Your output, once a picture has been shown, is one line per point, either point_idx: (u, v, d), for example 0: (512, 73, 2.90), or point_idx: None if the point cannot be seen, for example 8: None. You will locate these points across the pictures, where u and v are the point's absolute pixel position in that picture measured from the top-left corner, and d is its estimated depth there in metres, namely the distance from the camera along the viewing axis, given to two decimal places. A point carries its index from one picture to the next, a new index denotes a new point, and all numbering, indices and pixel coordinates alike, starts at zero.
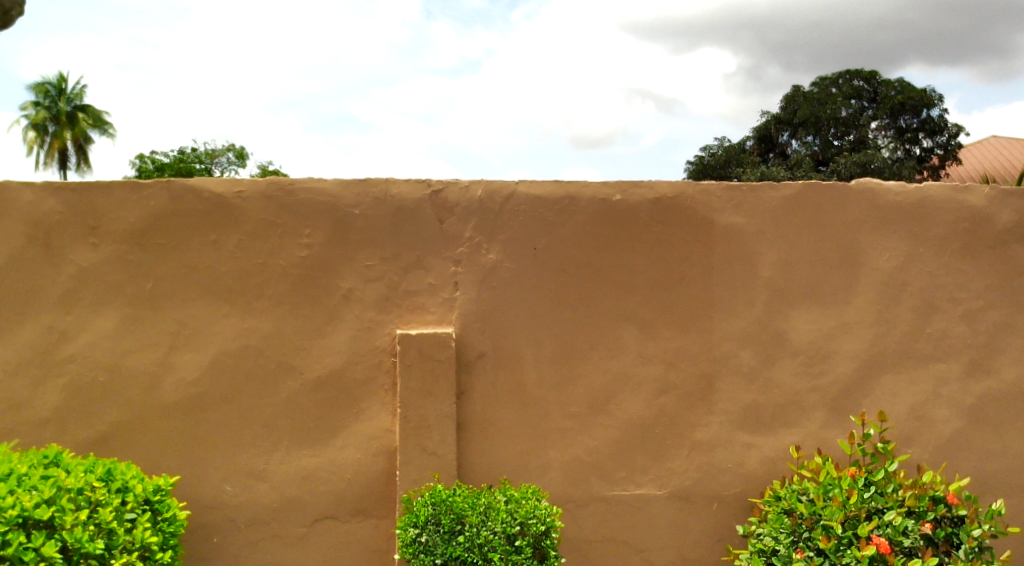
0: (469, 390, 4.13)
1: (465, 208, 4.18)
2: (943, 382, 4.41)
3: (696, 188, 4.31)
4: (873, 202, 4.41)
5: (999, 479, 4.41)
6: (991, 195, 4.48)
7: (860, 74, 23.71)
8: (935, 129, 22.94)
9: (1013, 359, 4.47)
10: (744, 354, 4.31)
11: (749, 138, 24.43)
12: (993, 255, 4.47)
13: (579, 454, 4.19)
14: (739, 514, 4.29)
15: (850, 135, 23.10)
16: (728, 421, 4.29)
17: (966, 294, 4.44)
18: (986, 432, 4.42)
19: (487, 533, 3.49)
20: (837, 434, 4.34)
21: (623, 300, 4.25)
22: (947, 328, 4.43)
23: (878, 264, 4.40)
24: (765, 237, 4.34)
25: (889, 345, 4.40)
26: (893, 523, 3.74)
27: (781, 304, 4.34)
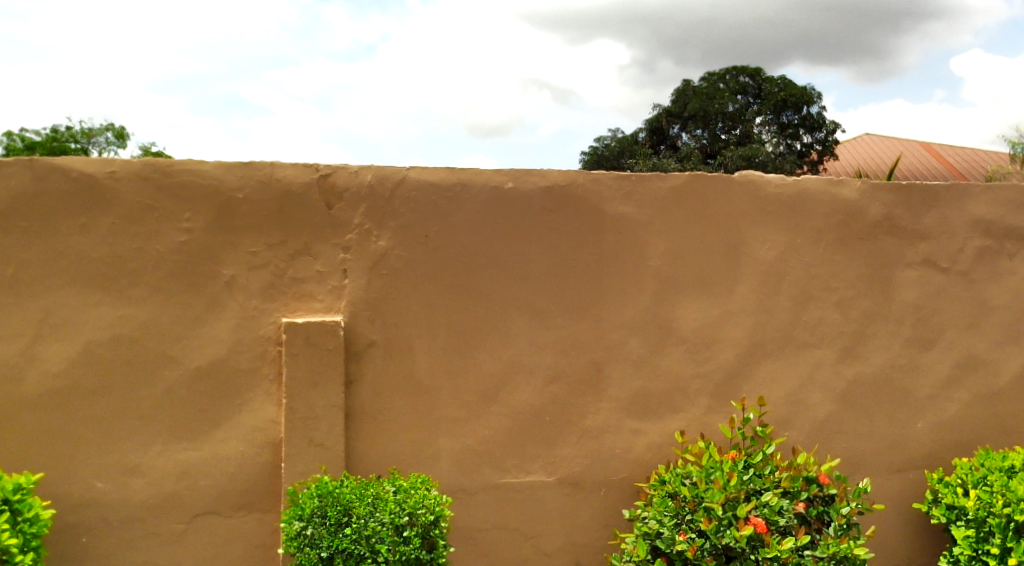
0: (359, 380, 4.05)
1: (355, 193, 4.09)
2: (818, 368, 4.61)
3: (586, 177, 4.35)
4: (754, 193, 4.55)
5: (868, 460, 4.64)
6: (863, 188, 4.69)
7: (746, 71, 24.60)
8: (814, 125, 24.06)
9: (882, 346, 4.69)
10: (632, 341, 4.39)
11: (642, 131, 25.12)
12: (864, 246, 4.69)
13: (469, 443, 4.18)
14: (626, 499, 4.37)
15: (736, 130, 23.94)
16: (616, 408, 4.36)
17: (839, 283, 4.65)
18: (856, 415, 4.64)
19: (375, 524, 3.43)
20: (719, 419, 4.48)
21: (514, 289, 4.25)
22: (822, 316, 4.63)
23: (760, 254, 4.55)
24: (653, 227, 4.42)
25: (769, 332, 4.56)
26: (769, 503, 3.89)
27: (668, 293, 4.44)
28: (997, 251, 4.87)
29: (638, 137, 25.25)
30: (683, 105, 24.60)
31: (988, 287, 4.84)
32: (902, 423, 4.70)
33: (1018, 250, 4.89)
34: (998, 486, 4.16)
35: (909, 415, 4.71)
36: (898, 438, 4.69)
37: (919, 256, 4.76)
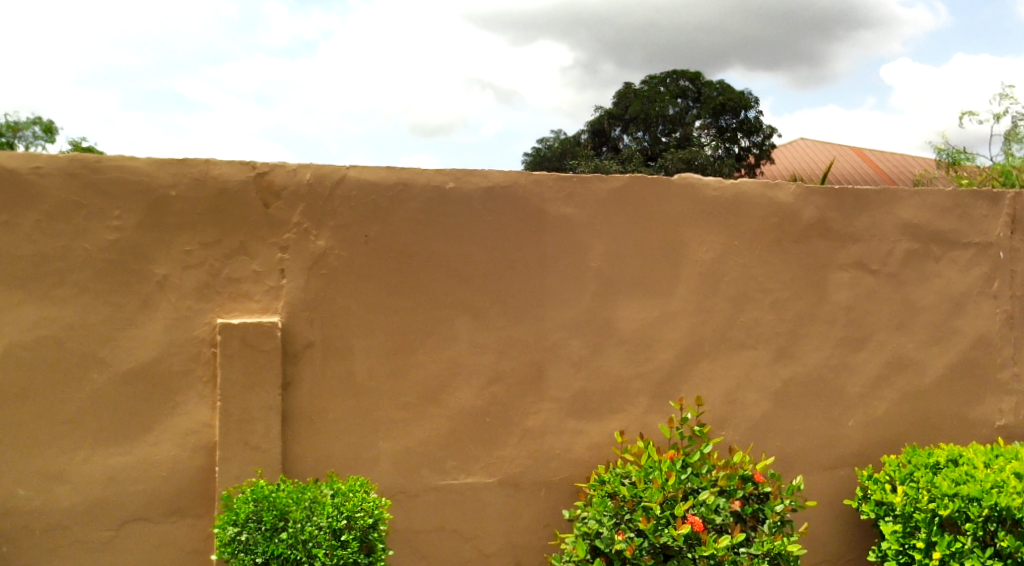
0: (296, 382, 3.98)
1: (293, 192, 4.01)
2: (754, 368, 4.69)
3: (528, 177, 4.35)
4: (693, 196, 4.61)
5: (802, 458, 4.75)
6: (798, 192, 4.79)
7: (686, 74, 24.98)
8: (752, 130, 24.56)
9: (815, 346, 4.80)
10: (572, 342, 4.40)
11: (584, 132, 25.34)
12: (799, 248, 4.79)
13: (409, 444, 4.15)
14: (566, 499, 4.39)
15: (676, 133, 24.31)
16: (557, 408, 4.37)
17: (775, 285, 4.74)
18: (791, 414, 4.74)
19: (312, 528, 3.38)
20: (658, 418, 4.53)
21: (455, 289, 4.23)
22: (758, 317, 4.71)
23: (698, 255, 4.62)
24: (593, 228, 4.45)
25: (707, 333, 4.62)
26: (706, 502, 3.95)
27: (608, 294, 4.47)
28: (925, 254, 5.01)
29: (581, 139, 25.47)
30: (625, 107, 24.86)
31: (916, 289, 4.98)
32: (834, 421, 4.81)
33: (945, 253, 5.04)
34: (924, 482, 4.29)
35: (841, 414, 4.83)
36: (830, 436, 4.80)
37: (852, 258, 4.88)
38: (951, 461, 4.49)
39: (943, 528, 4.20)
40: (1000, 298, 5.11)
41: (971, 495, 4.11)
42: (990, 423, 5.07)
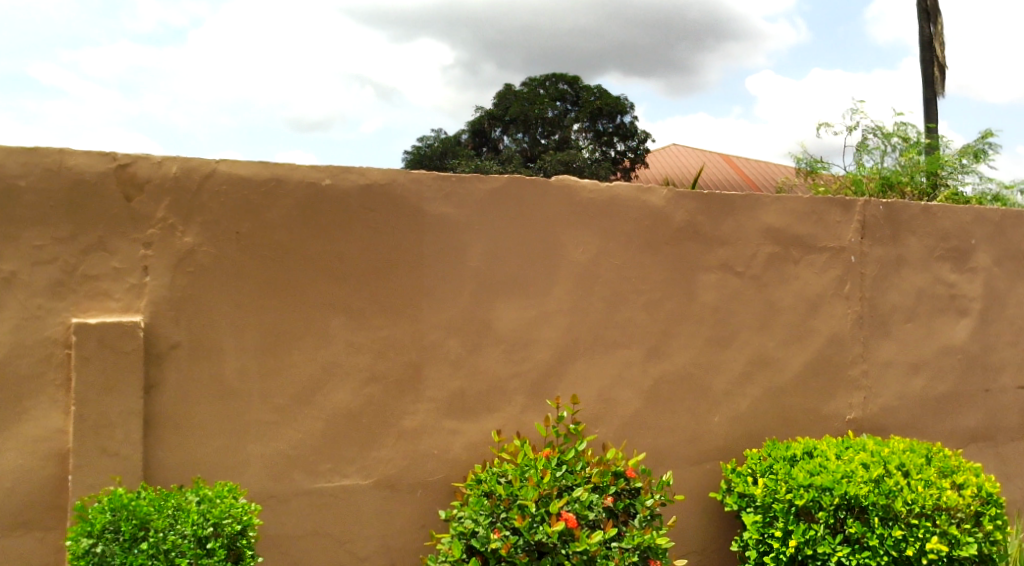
0: (160, 384, 3.80)
1: (158, 186, 3.83)
2: (627, 366, 4.81)
3: (406, 176, 4.30)
4: (570, 197, 4.69)
5: (671, 453, 4.91)
6: (669, 196, 4.94)
7: (565, 78, 25.52)
8: (627, 134, 25.33)
9: (684, 346, 4.97)
10: (450, 342, 4.39)
11: (464, 132, 25.46)
12: (670, 251, 4.94)
13: (281, 448, 4.03)
14: (442, 499, 4.38)
15: (555, 135, 24.81)
16: (434, 409, 4.35)
17: (647, 286, 4.88)
18: (661, 411, 4.89)
19: (174, 537, 3.23)
20: (534, 417, 4.58)
21: (330, 288, 4.14)
22: (631, 317, 4.83)
23: (574, 256, 4.69)
24: (471, 227, 4.45)
25: (582, 332, 4.71)
26: (580, 499, 4.02)
27: (485, 294, 4.48)
28: (785, 257, 5.27)
29: (461, 139, 25.53)
30: (505, 107, 25.16)
31: (776, 290, 5.23)
32: (702, 417, 5.00)
33: (803, 257, 5.32)
34: (782, 474, 4.52)
35: (708, 410, 5.01)
36: (698, 432, 4.98)
37: (719, 261, 5.08)
38: (807, 453, 4.75)
39: (799, 517, 4.43)
40: (851, 300, 5.44)
41: (824, 485, 4.36)
42: (842, 417, 5.39)
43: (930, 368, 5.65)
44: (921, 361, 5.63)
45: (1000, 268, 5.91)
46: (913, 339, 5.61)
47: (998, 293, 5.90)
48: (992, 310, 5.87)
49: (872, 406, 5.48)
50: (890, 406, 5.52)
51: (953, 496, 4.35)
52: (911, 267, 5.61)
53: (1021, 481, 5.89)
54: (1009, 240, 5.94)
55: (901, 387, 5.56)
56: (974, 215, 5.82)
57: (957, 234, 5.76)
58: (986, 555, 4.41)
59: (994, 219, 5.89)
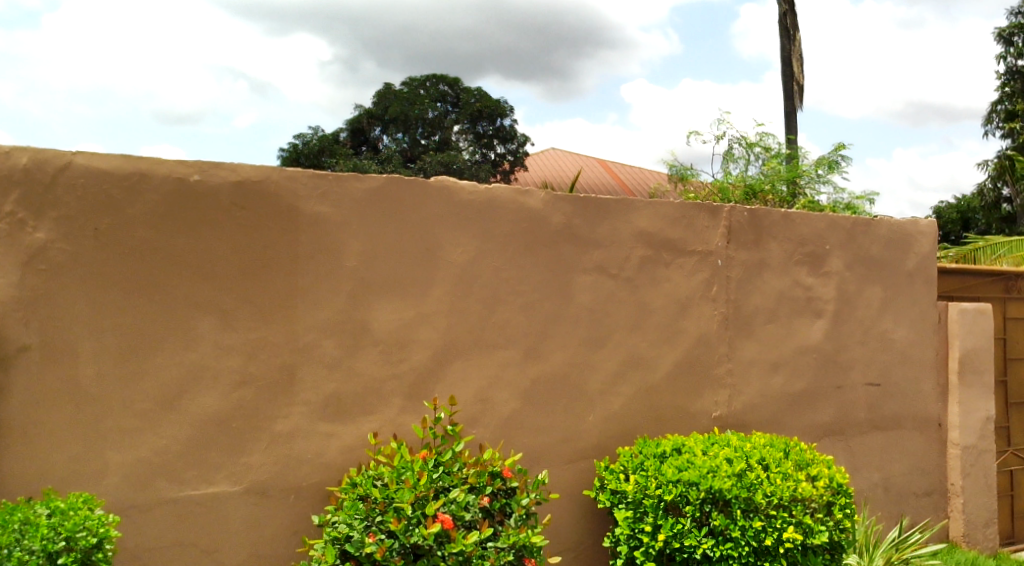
0: (6, 390, 3.58)
1: (5, 178, 3.61)
2: (504, 367, 4.85)
3: (280, 173, 4.19)
4: (449, 198, 4.68)
5: (547, 452, 4.98)
6: (546, 199, 5.02)
7: (445, 79, 25.66)
8: (507, 137, 25.62)
9: (560, 346, 5.05)
10: (326, 344, 4.30)
11: (342, 131, 25.09)
12: (546, 253, 5.01)
13: (144, 455, 3.84)
14: (316, 505, 4.28)
15: (435, 136, 24.84)
16: (307, 412, 4.25)
17: (525, 287, 4.93)
18: (537, 411, 4.95)
19: (20, 553, 3.02)
20: (411, 419, 4.54)
21: (198, 287, 3.97)
22: (508, 319, 4.87)
23: (452, 257, 4.69)
24: (349, 227, 4.38)
25: (460, 333, 4.71)
26: (456, 500, 4.01)
27: (362, 295, 4.41)
28: (657, 260, 5.44)
29: (339, 137, 25.09)
30: (385, 107, 25.01)
31: (648, 292, 5.39)
32: (577, 417, 5.09)
33: (673, 260, 5.51)
34: (652, 470, 4.65)
35: (583, 410, 5.11)
36: (573, 431, 5.07)
37: (594, 263, 5.19)
38: (676, 450, 4.92)
39: (667, 511, 4.57)
40: (718, 301, 5.67)
41: (692, 480, 4.52)
42: (708, 414, 5.61)
43: (789, 366, 5.96)
44: (781, 360, 5.93)
45: (852, 272, 6.29)
46: (774, 339, 5.90)
47: (850, 295, 6.28)
48: (845, 312, 6.25)
49: (736, 403, 5.73)
50: (753, 403, 5.79)
51: (807, 487, 4.60)
52: (772, 270, 5.91)
53: (869, 472, 6.29)
54: (859, 245, 6.34)
55: (762, 385, 5.83)
56: (828, 222, 6.18)
57: (813, 239, 6.10)
58: (835, 542, 4.70)
59: (847, 225, 6.27)
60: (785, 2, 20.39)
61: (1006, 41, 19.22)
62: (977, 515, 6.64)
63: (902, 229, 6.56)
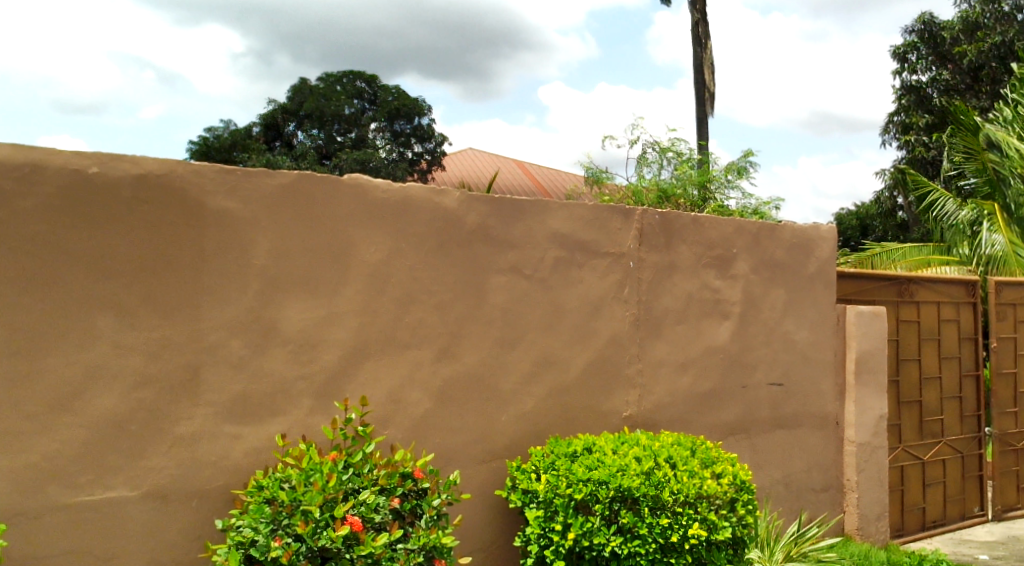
0: None
1: None
2: (417, 367, 4.82)
3: (186, 167, 4.06)
4: (362, 196, 4.62)
5: (458, 453, 4.97)
6: (461, 198, 5.01)
7: (363, 76, 25.40)
8: (425, 136, 25.50)
9: (474, 346, 5.04)
10: (232, 343, 4.19)
11: (256, 125, 24.54)
12: (460, 252, 5.01)
13: (34, 459, 3.67)
14: (220, 509, 4.16)
15: (352, 133, 24.59)
16: (212, 414, 4.13)
17: (438, 287, 4.91)
18: (449, 412, 4.94)
19: None
20: (321, 420, 4.47)
21: (96, 285, 3.82)
22: (421, 318, 4.84)
23: (365, 256, 4.63)
24: (258, 224, 4.27)
25: (372, 333, 4.66)
26: (366, 501, 3.97)
27: (271, 293, 4.32)
28: (570, 262, 5.50)
29: (252, 132, 24.50)
30: (300, 102, 24.61)
31: (561, 293, 5.44)
32: (489, 417, 5.10)
33: (586, 261, 5.58)
34: (563, 470, 4.71)
35: (495, 410, 5.12)
36: (485, 431, 5.08)
37: (508, 264, 5.21)
38: (586, 449, 4.98)
39: (577, 510, 4.63)
40: (629, 303, 5.77)
41: (601, 479, 4.59)
42: (618, 414, 5.70)
43: (696, 366, 6.11)
44: (689, 360, 6.07)
45: (757, 275, 6.50)
46: (682, 340, 6.04)
47: (755, 297, 6.48)
48: (750, 314, 6.44)
49: (645, 403, 5.83)
50: (661, 403, 5.91)
51: (712, 484, 4.72)
52: (681, 272, 6.04)
53: (770, 469, 6.50)
54: (764, 249, 6.55)
55: (670, 384, 5.96)
56: (735, 226, 6.36)
57: (721, 243, 6.27)
58: (738, 537, 4.84)
59: (753, 230, 6.47)
60: (698, 12, 20.95)
61: (901, 58, 20.16)
62: (871, 509, 6.94)
63: (805, 234, 6.80)
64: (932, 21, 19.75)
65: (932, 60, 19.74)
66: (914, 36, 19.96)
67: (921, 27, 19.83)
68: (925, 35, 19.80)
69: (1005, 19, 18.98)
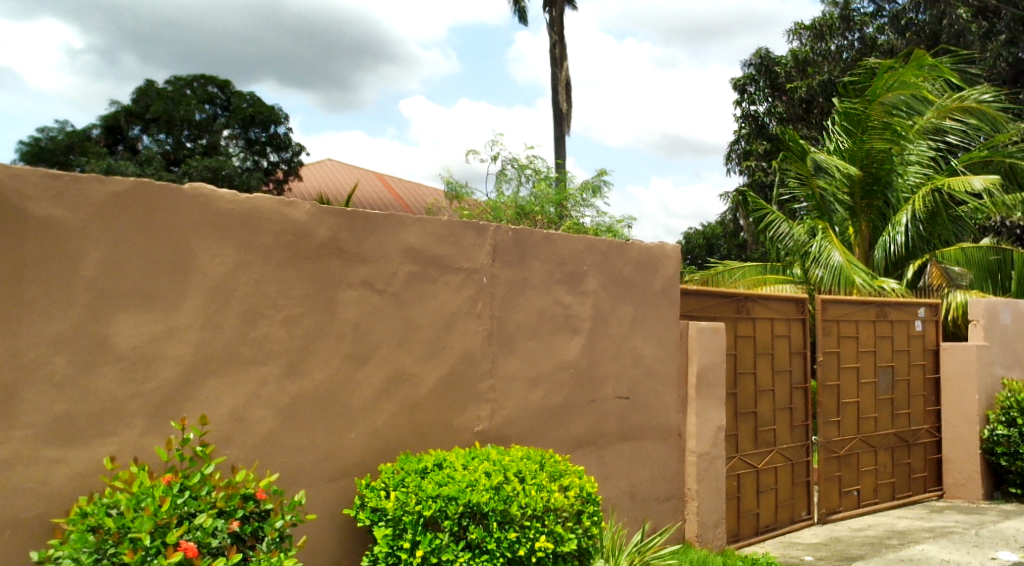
0: None
1: None
2: (262, 384, 4.66)
3: (5, 171, 3.78)
4: (205, 206, 4.44)
5: (304, 472, 4.84)
6: (311, 211, 4.91)
7: (215, 81, 24.38)
8: (281, 145, 24.91)
9: (322, 362, 4.93)
10: (55, 361, 3.92)
11: (95, 127, 23.05)
12: (309, 266, 4.89)
13: None
14: (39, 539, 3.87)
15: (203, 139, 23.66)
16: (30, 436, 3.84)
17: (285, 301, 4.77)
18: (295, 429, 4.80)
19: None
20: (155, 441, 4.24)
21: None
22: (267, 334, 4.69)
23: (207, 269, 4.45)
24: (88, 234, 4.02)
25: (213, 350, 4.47)
26: (202, 525, 3.78)
27: (102, 307, 4.07)
28: (423, 276, 5.48)
29: (91, 134, 23.01)
30: (145, 105, 23.43)
31: (414, 308, 5.41)
32: (338, 435, 4.99)
33: (439, 276, 5.58)
34: (412, 486, 4.68)
35: (344, 427, 5.02)
36: (333, 449, 4.96)
37: (359, 278, 5.13)
38: (437, 465, 4.97)
39: (426, 527, 4.62)
40: (482, 318, 5.81)
41: (451, 495, 4.58)
42: (470, 429, 5.72)
43: (547, 381, 6.22)
44: (540, 375, 6.17)
45: (606, 291, 6.70)
46: (533, 355, 6.13)
47: (603, 313, 6.68)
48: (599, 329, 6.63)
49: (496, 418, 5.88)
50: (512, 417, 5.98)
51: (559, 497, 4.81)
52: (533, 288, 6.15)
53: (617, 480, 6.71)
54: (613, 267, 6.76)
55: (521, 399, 6.04)
56: (585, 244, 6.54)
57: (572, 260, 6.43)
58: (583, 548, 4.95)
59: (602, 247, 6.67)
60: (556, 34, 21.50)
61: (740, 90, 21.29)
62: (709, 516, 7.27)
63: (651, 252, 7.08)
64: (766, 55, 20.95)
65: (768, 92, 21.08)
66: (751, 69, 21.11)
67: (758, 61, 20.97)
68: (761, 68, 21.04)
69: (831, 57, 20.48)
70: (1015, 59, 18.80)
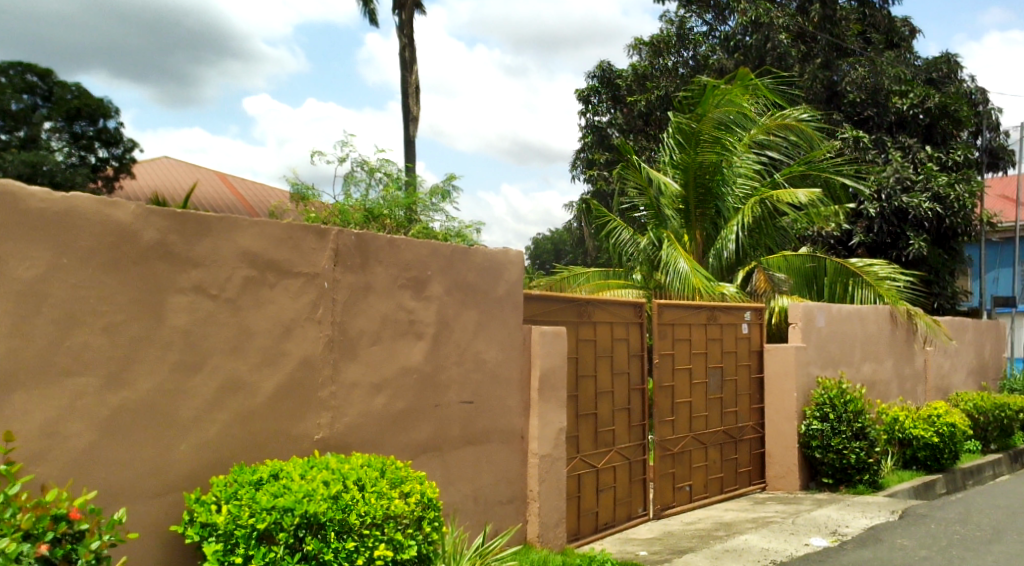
0: None
1: None
2: (78, 397, 4.35)
3: None
4: (14, 206, 4.11)
5: (126, 488, 4.56)
6: (136, 212, 4.64)
7: (34, 69, 22.71)
8: (111, 140, 23.27)
9: (148, 371, 4.66)
10: None
11: None
12: (134, 270, 4.62)
13: None
14: None
15: (19, 132, 22.07)
16: None
17: (106, 308, 4.49)
18: (117, 444, 4.52)
19: None
20: None
21: None
22: (85, 342, 4.39)
23: (15, 273, 4.12)
24: None
25: (22, 360, 4.14)
26: (4, 550, 3.42)
27: None
28: (259, 281, 5.30)
29: None
30: None
31: (249, 314, 5.22)
32: (165, 448, 4.73)
33: (277, 281, 5.41)
34: (246, 498, 4.51)
35: (172, 439, 4.77)
36: (159, 463, 4.70)
37: (190, 283, 4.89)
38: (272, 476, 4.81)
39: (260, 540, 4.45)
40: (323, 324, 5.68)
41: (286, 506, 4.44)
42: (309, 437, 5.57)
43: (389, 388, 6.15)
44: (382, 381, 6.10)
45: (450, 297, 6.71)
46: (376, 361, 6.06)
47: (447, 319, 6.68)
48: (442, 334, 6.63)
49: (336, 425, 5.76)
50: (353, 425, 5.87)
51: (399, 504, 4.77)
52: (376, 294, 6.07)
53: (459, 484, 6.74)
54: (456, 272, 6.78)
55: (363, 405, 5.95)
56: (430, 249, 6.53)
57: (416, 265, 6.40)
58: (423, 555, 4.93)
59: (447, 253, 6.68)
60: (405, 36, 21.37)
61: (585, 101, 22.04)
62: (550, 516, 7.43)
63: (496, 258, 7.15)
64: (608, 68, 21.75)
65: (610, 104, 21.88)
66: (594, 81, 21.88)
67: (600, 73, 21.76)
68: (603, 80, 21.84)
69: (669, 73, 21.49)
70: (829, 82, 20.07)
